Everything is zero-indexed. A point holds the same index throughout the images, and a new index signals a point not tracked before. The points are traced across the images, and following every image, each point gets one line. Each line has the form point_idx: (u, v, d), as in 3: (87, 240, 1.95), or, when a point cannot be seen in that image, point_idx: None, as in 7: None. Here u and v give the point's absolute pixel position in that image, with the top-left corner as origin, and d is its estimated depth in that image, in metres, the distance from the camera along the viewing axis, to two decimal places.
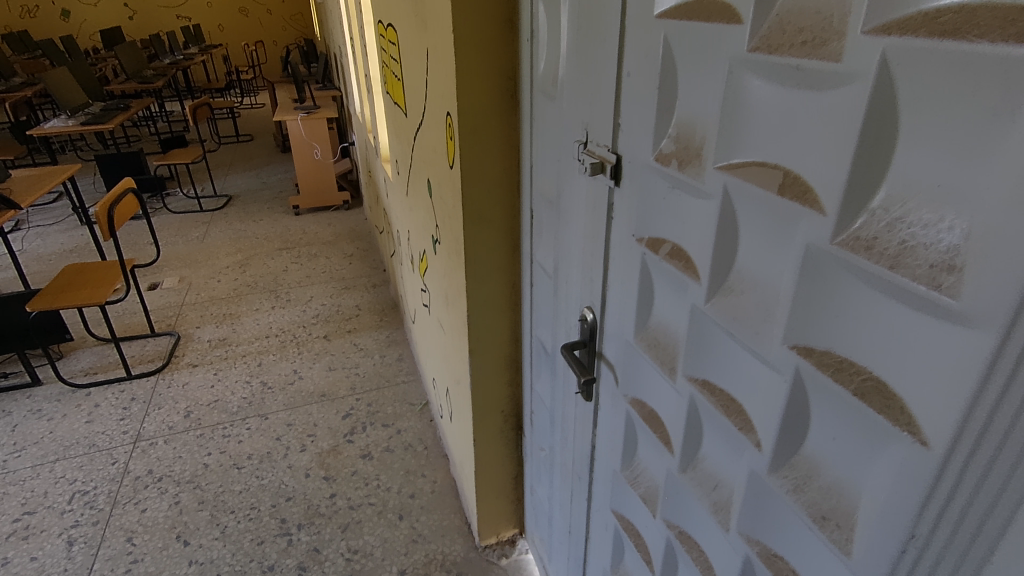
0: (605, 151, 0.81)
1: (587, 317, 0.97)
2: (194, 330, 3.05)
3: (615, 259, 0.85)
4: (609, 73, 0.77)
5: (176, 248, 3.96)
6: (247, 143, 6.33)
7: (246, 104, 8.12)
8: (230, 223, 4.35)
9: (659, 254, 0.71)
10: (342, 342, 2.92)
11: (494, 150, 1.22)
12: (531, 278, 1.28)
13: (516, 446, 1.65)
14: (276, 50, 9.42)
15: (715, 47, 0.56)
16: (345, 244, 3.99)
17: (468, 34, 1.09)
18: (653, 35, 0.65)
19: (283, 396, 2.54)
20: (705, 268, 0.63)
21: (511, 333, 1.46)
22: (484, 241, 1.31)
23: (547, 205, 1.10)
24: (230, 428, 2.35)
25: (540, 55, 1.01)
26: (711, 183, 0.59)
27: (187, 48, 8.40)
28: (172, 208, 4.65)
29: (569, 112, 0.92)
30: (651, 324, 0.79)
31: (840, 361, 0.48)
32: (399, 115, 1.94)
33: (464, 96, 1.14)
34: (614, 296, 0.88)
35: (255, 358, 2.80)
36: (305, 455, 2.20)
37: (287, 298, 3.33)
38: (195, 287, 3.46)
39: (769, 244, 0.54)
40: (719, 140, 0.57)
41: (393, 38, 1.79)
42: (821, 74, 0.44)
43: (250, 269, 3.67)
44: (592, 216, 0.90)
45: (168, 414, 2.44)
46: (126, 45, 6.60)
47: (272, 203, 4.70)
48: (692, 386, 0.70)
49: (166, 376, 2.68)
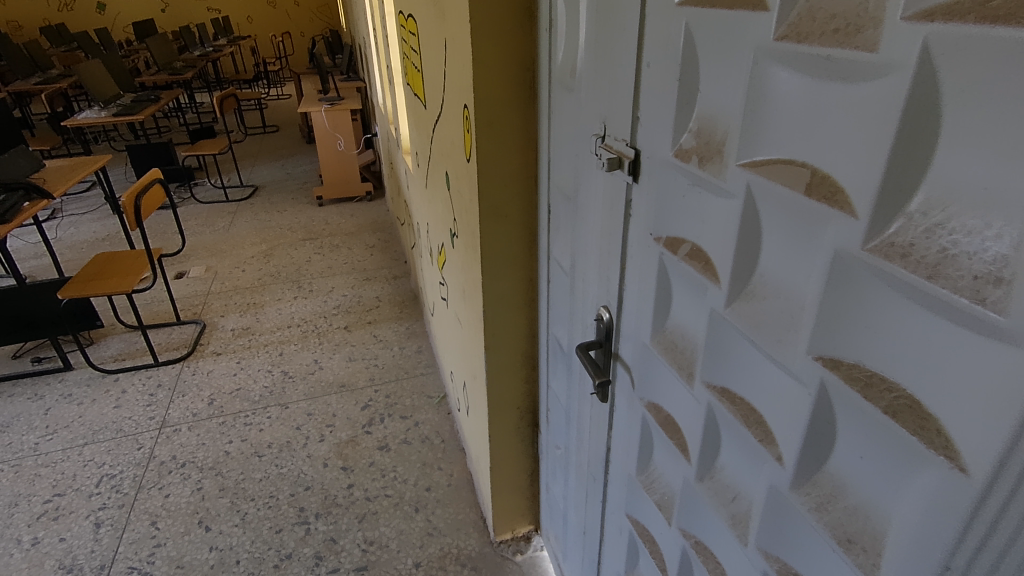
0: (623, 146, 0.78)
1: (603, 317, 0.94)
2: (218, 319, 3.10)
3: (632, 257, 0.82)
4: (629, 64, 0.74)
5: (203, 237, 4.03)
6: (273, 134, 6.40)
7: (273, 95, 8.21)
8: (255, 213, 4.40)
9: (678, 255, 0.68)
10: (362, 333, 2.93)
11: (511, 143, 1.19)
12: (548, 274, 1.25)
13: (531, 443, 1.63)
14: (303, 41, 9.49)
15: (739, 37, 0.52)
16: (367, 235, 4.01)
17: (484, 24, 1.07)
18: (673, 23, 0.62)
19: (303, 386, 2.57)
20: (725, 271, 0.60)
21: (528, 329, 1.44)
22: (500, 235, 1.28)
23: (564, 200, 1.07)
24: (252, 417, 2.38)
25: (558, 44, 0.98)
26: (734, 182, 0.56)
27: (216, 39, 8.53)
28: (199, 197, 4.73)
29: (587, 105, 0.89)
30: (668, 327, 0.76)
31: (870, 376, 0.44)
32: (419, 106, 1.92)
33: (480, 87, 1.12)
34: (630, 296, 0.85)
35: (277, 347, 2.84)
36: (324, 445, 2.22)
37: (309, 288, 3.36)
38: (221, 276, 3.52)
39: (793, 249, 0.51)
40: (741, 136, 0.53)
41: (413, 28, 1.77)
42: (855, 65, 0.41)
43: (274, 259, 3.72)
44: (610, 214, 0.87)
45: (192, 402, 2.48)
46: (157, 37, 6.72)
47: (296, 194, 4.75)
48: (710, 394, 0.67)
49: (190, 363, 2.73)
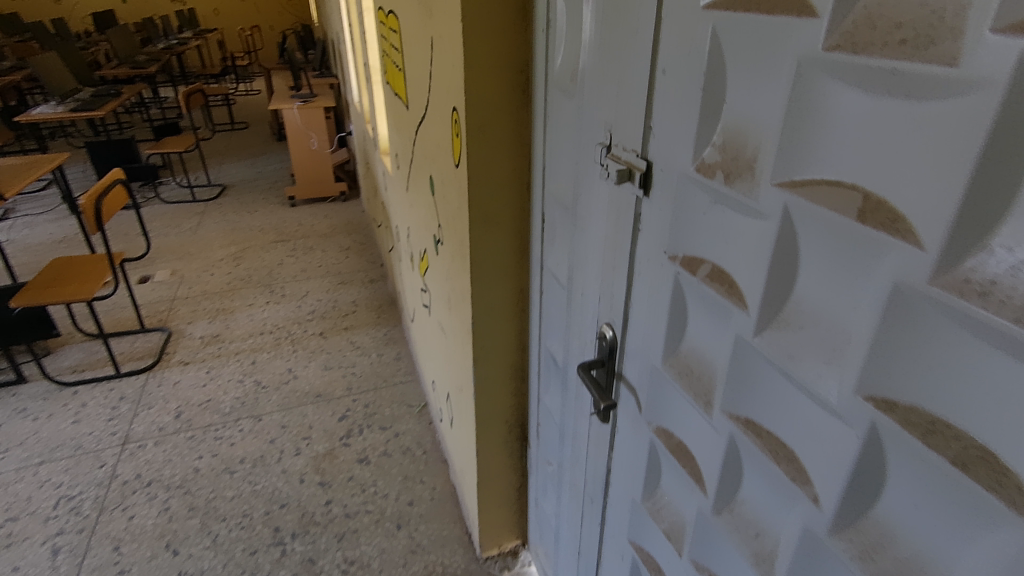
0: (634, 157, 0.73)
1: (606, 334, 0.89)
2: (186, 326, 2.97)
3: (641, 273, 0.77)
4: (642, 70, 0.69)
5: (168, 239, 3.86)
6: (242, 131, 6.20)
7: (242, 91, 7.98)
8: (224, 214, 4.25)
9: (697, 276, 0.64)
10: (338, 340, 2.84)
11: (503, 148, 1.13)
12: (541, 286, 1.20)
13: (520, 457, 1.58)
14: (273, 35, 9.22)
15: (780, 45, 0.47)
16: (342, 237, 3.90)
17: (476, 23, 1.01)
18: (696, 28, 0.57)
19: (277, 396, 2.47)
20: (755, 297, 0.56)
21: (518, 341, 1.39)
22: (490, 245, 1.23)
23: (561, 209, 1.02)
24: (222, 430, 2.28)
25: (556, 46, 0.93)
26: (768, 203, 0.52)
27: (181, 32, 8.25)
28: (164, 197, 4.54)
29: (590, 113, 0.84)
30: (681, 350, 0.71)
31: (932, 422, 0.40)
32: (400, 107, 1.85)
33: (471, 89, 1.06)
34: (638, 314, 0.80)
35: (249, 356, 2.73)
36: (300, 459, 2.13)
37: (282, 292, 3.25)
38: (188, 281, 3.37)
39: (838, 277, 0.47)
40: (779, 153, 0.49)
41: (394, 25, 1.70)
42: (926, 80, 0.36)
43: (244, 262, 3.59)
44: (615, 228, 0.82)
45: (158, 415, 2.36)
46: (117, 29, 6.47)
47: (267, 194, 4.60)
48: (732, 424, 0.63)
49: (156, 374, 2.60)
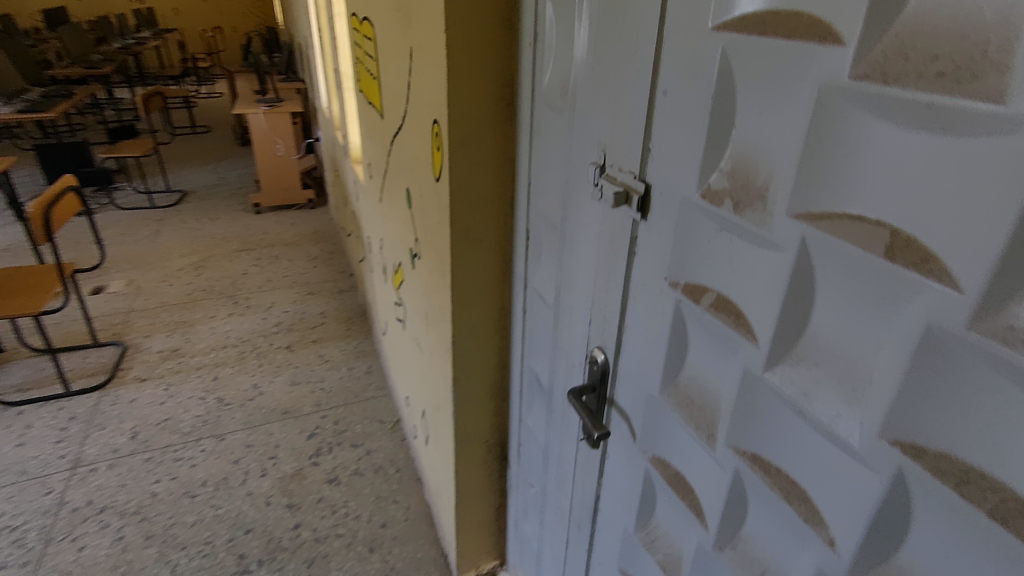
0: (631, 179, 0.70)
1: (597, 358, 0.87)
2: (142, 339, 2.83)
3: (637, 297, 0.75)
4: (641, 90, 0.66)
5: (124, 247, 3.69)
6: (203, 135, 6.00)
7: (203, 93, 7.74)
8: (184, 221, 4.08)
9: (701, 305, 0.62)
10: (306, 353, 2.75)
11: (486, 163, 1.10)
12: (524, 304, 1.17)
13: (499, 477, 1.54)
14: (236, 36, 8.98)
15: (799, 72, 0.45)
16: (310, 245, 3.79)
17: (460, 35, 0.97)
18: (703, 49, 0.55)
19: (241, 414, 2.37)
20: (766, 330, 0.53)
21: (499, 358, 1.35)
22: (472, 262, 1.19)
23: (548, 227, 0.99)
24: (182, 451, 2.17)
25: (545, 61, 0.90)
26: (783, 234, 0.50)
27: (139, 32, 7.97)
28: (120, 203, 4.35)
29: (583, 130, 0.82)
30: (681, 380, 0.69)
31: (966, 471, 0.38)
32: (374, 115, 1.79)
33: (454, 102, 1.02)
34: (632, 339, 0.77)
35: (211, 371, 2.61)
36: (266, 481, 2.04)
37: (246, 304, 3.13)
38: (145, 292, 3.22)
39: (860, 315, 0.45)
40: (796, 183, 0.47)
41: (368, 32, 1.65)
42: (967, 115, 0.35)
43: (205, 271, 3.45)
44: (608, 251, 0.80)
45: (111, 436, 2.24)
46: (69, 27, 6.22)
47: (231, 200, 4.45)
48: (738, 459, 0.60)
49: (110, 392, 2.47)
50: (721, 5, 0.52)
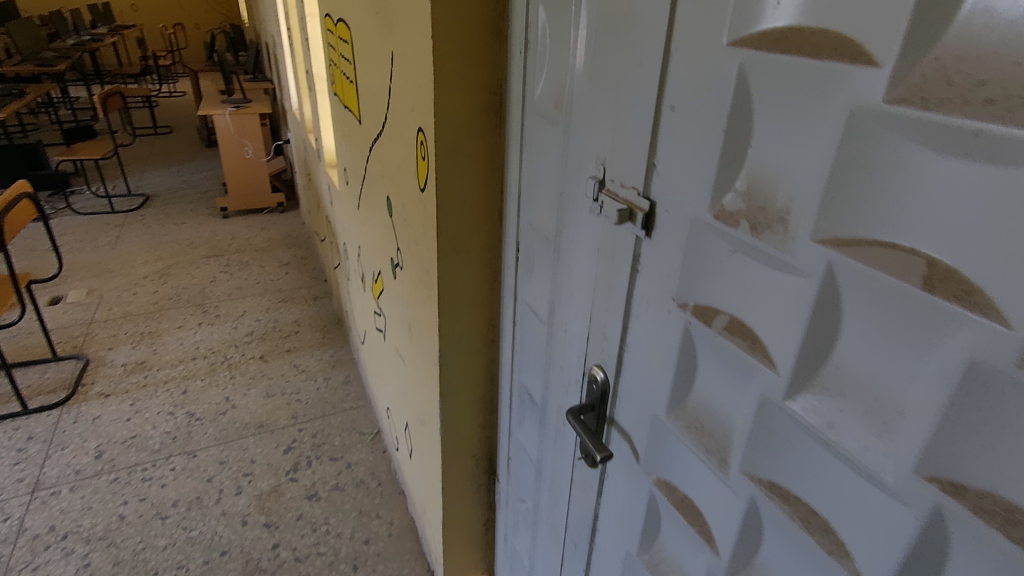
0: (635, 196, 0.68)
1: (596, 376, 0.84)
2: (105, 352, 2.70)
3: (640, 316, 0.72)
4: (644, 104, 0.64)
5: (83, 255, 3.53)
6: (166, 136, 5.80)
7: (165, 93, 7.48)
8: (148, 226, 3.93)
9: (713, 328, 0.59)
10: (280, 364, 2.67)
11: (474, 173, 1.06)
12: (515, 317, 1.14)
13: (487, 491, 1.50)
14: (198, 34, 8.71)
15: (825, 92, 0.43)
16: (281, 251, 3.69)
17: (448, 41, 0.94)
18: (717, 65, 0.53)
19: (213, 429, 2.29)
20: (787, 357, 0.52)
21: (486, 372, 1.32)
22: (459, 274, 1.15)
23: (542, 239, 0.96)
24: (151, 470, 2.08)
25: (538, 69, 0.87)
26: (807, 260, 0.48)
27: (95, 28, 7.66)
28: (77, 208, 4.16)
29: (580, 143, 0.79)
30: (689, 402, 0.67)
31: (1012, 512, 0.37)
32: (351, 120, 1.74)
33: (440, 111, 0.98)
34: (635, 358, 0.75)
35: (180, 384, 2.52)
36: (241, 499, 1.97)
37: (216, 312, 3.03)
38: (107, 301, 3.09)
39: (890, 346, 0.43)
40: (824, 208, 0.45)
41: (344, 34, 1.60)
42: (1019, 146, 0.33)
43: (171, 279, 3.32)
44: (607, 268, 0.77)
45: (74, 456, 2.13)
46: (20, 23, 5.93)
47: (196, 204, 4.30)
48: (753, 486, 0.58)
49: (71, 409, 2.36)
50: (737, 20, 0.50)
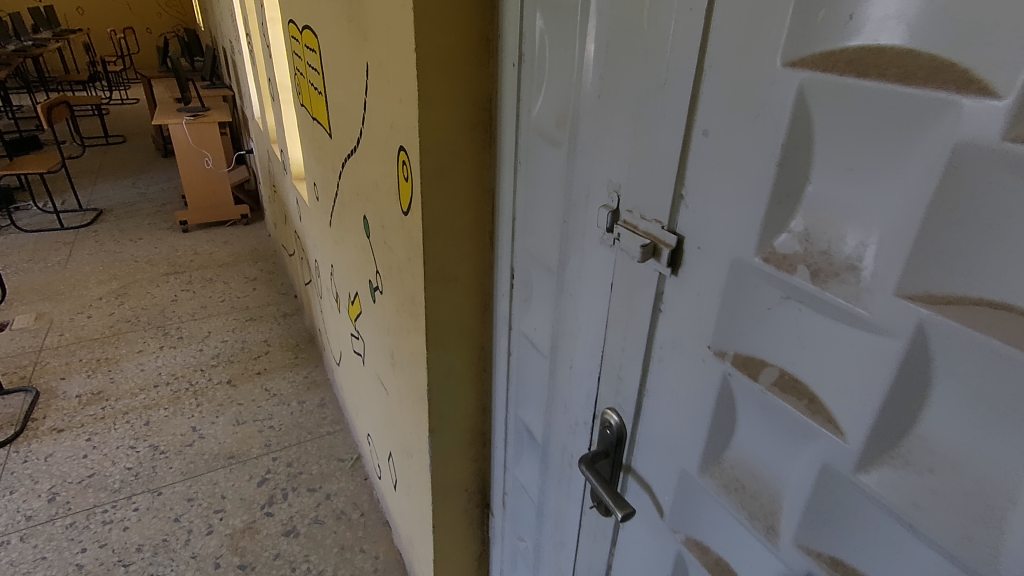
0: (659, 229, 0.60)
1: (610, 420, 0.76)
2: (58, 382, 2.51)
3: (665, 361, 0.65)
4: (668, 129, 0.57)
5: (30, 276, 3.30)
6: (119, 146, 5.52)
7: (116, 100, 7.15)
8: (101, 243, 3.71)
9: (760, 384, 0.52)
10: (250, 388, 2.52)
11: (463, 197, 0.98)
12: (511, 348, 1.05)
13: (480, 525, 1.42)
14: (151, 38, 8.36)
15: (916, 125, 0.37)
16: (247, 266, 3.52)
17: (433, 54, 0.85)
18: (767, 89, 0.46)
19: (179, 463, 2.14)
20: (858, 426, 0.45)
21: (478, 403, 1.23)
22: (448, 302, 1.06)
23: (542, 268, 0.88)
24: (112, 512, 1.93)
25: (537, 85, 0.79)
26: (888, 318, 0.41)
27: (37, 33, 7.26)
28: (23, 225, 3.90)
29: (588, 167, 0.71)
30: (725, 460, 0.60)
31: None
32: (320, 134, 1.62)
33: (426, 129, 0.89)
34: (659, 405, 0.68)
35: (142, 415, 2.36)
36: (212, 540, 1.83)
37: (178, 334, 2.86)
38: (58, 326, 2.89)
39: (999, 423, 0.36)
40: (914, 261, 0.38)
41: (310, 41, 1.49)
42: None
43: (129, 299, 3.13)
44: (623, 307, 0.70)
45: (24, 501, 1.96)
46: None
47: (154, 218, 4.08)
48: (809, 561, 0.51)
49: (20, 447, 2.17)
50: (796, 40, 0.43)
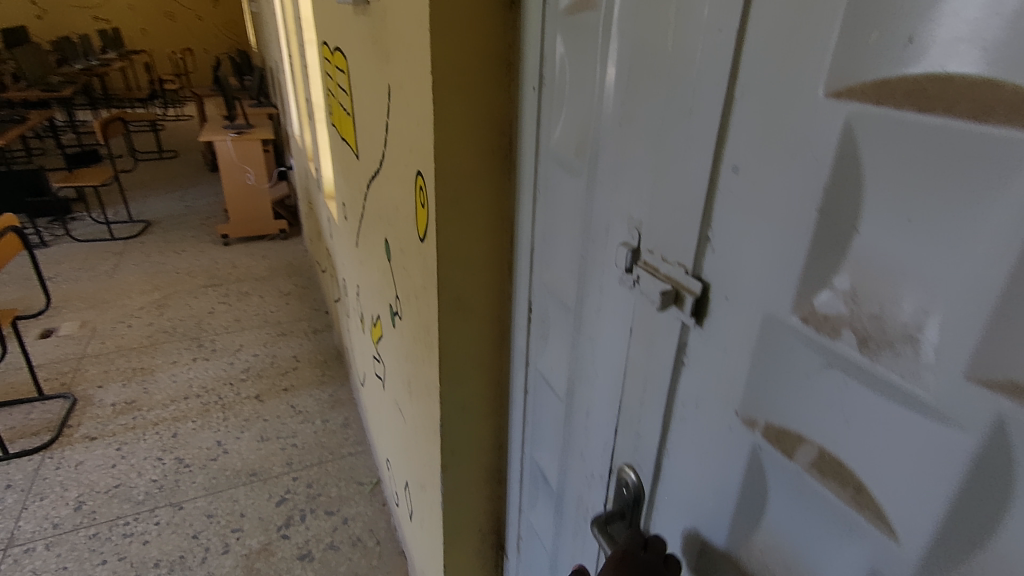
0: (682, 275, 0.54)
1: (628, 479, 0.69)
2: (95, 390, 2.58)
3: (688, 421, 0.58)
4: (693, 164, 0.50)
5: (79, 284, 3.43)
6: (171, 161, 5.75)
7: (172, 116, 7.48)
8: (147, 254, 3.84)
9: (796, 464, 0.45)
10: (276, 404, 2.53)
11: (481, 226, 0.93)
12: (528, 385, 0.99)
13: (494, 567, 1.34)
14: (207, 58, 8.75)
15: (997, 172, 0.30)
16: (282, 280, 3.58)
17: (449, 76, 0.81)
18: (807, 122, 0.40)
19: (202, 477, 2.14)
20: (916, 530, 0.37)
21: (494, 439, 1.17)
22: (463, 335, 1.01)
23: (560, 304, 0.82)
24: (133, 524, 1.94)
25: (558, 111, 0.74)
26: (956, 406, 0.33)
27: (104, 53, 7.69)
28: (76, 235, 4.08)
29: (607, 200, 0.65)
30: (754, 544, 0.52)
31: None
32: (348, 154, 1.61)
33: (441, 155, 0.85)
34: (680, 470, 0.60)
35: (171, 426, 2.38)
36: (228, 559, 1.82)
37: (212, 346, 2.91)
38: (100, 334, 2.98)
39: None
40: (991, 340, 0.31)
41: (340, 63, 1.49)
42: None
43: (168, 310, 3.21)
44: (642, 355, 0.63)
45: (52, 508, 2.00)
46: (27, 49, 5.93)
47: (198, 231, 4.21)
48: None
49: (54, 453, 2.23)
50: (842, 64, 0.36)
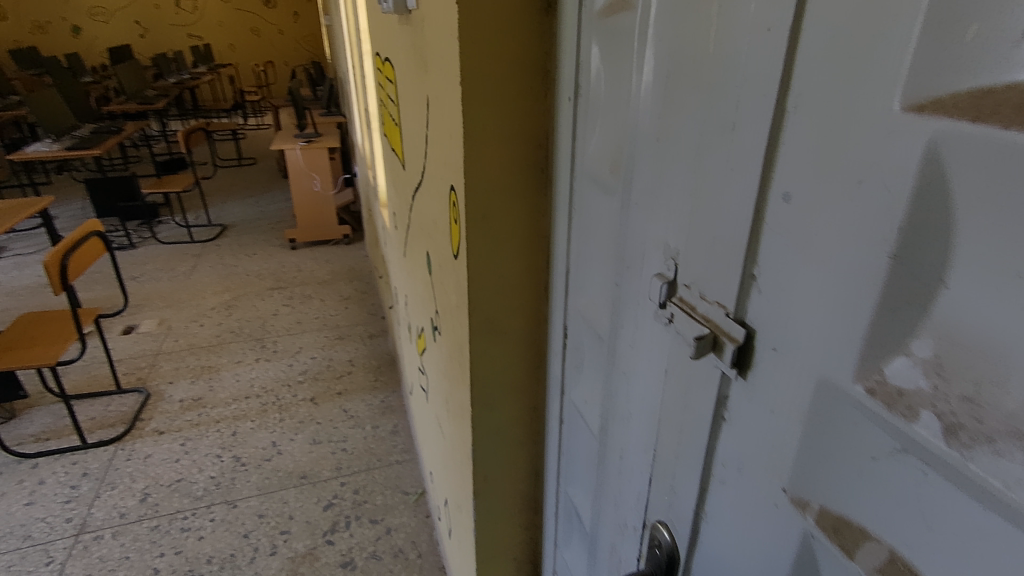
0: (722, 317, 0.46)
1: (661, 538, 0.61)
2: (166, 386, 2.72)
3: (729, 486, 0.49)
4: (736, 188, 0.42)
5: (160, 284, 3.66)
6: (249, 167, 6.07)
7: (253, 126, 7.93)
8: (222, 257, 4.04)
9: (857, 566, 0.36)
10: (330, 407, 2.57)
11: (514, 245, 0.87)
12: (563, 415, 0.92)
13: None
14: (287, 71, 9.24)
15: None
16: (343, 285, 3.66)
17: (479, 87, 0.76)
18: (878, 141, 0.31)
19: (256, 477, 2.20)
20: None
21: (529, 467, 1.10)
22: (496, 358, 0.95)
23: (594, 333, 0.75)
24: (191, 519, 2.01)
25: (593, 123, 0.67)
26: None
27: (195, 68, 8.26)
28: (161, 237, 4.37)
29: (642, 225, 0.58)
30: None
31: None
32: (397, 166, 1.61)
33: (470, 171, 0.80)
34: (719, 539, 0.52)
35: (231, 425, 2.47)
36: (274, 561, 1.84)
37: (274, 348, 3.00)
38: (174, 332, 3.15)
39: None
40: None
41: (390, 73, 1.48)
42: None
43: (237, 311, 3.36)
44: (677, 403, 0.55)
45: (121, 498, 2.11)
46: (128, 64, 6.43)
47: (268, 235, 4.40)
48: None
49: (126, 445, 2.36)
50: (925, 72, 0.28)
